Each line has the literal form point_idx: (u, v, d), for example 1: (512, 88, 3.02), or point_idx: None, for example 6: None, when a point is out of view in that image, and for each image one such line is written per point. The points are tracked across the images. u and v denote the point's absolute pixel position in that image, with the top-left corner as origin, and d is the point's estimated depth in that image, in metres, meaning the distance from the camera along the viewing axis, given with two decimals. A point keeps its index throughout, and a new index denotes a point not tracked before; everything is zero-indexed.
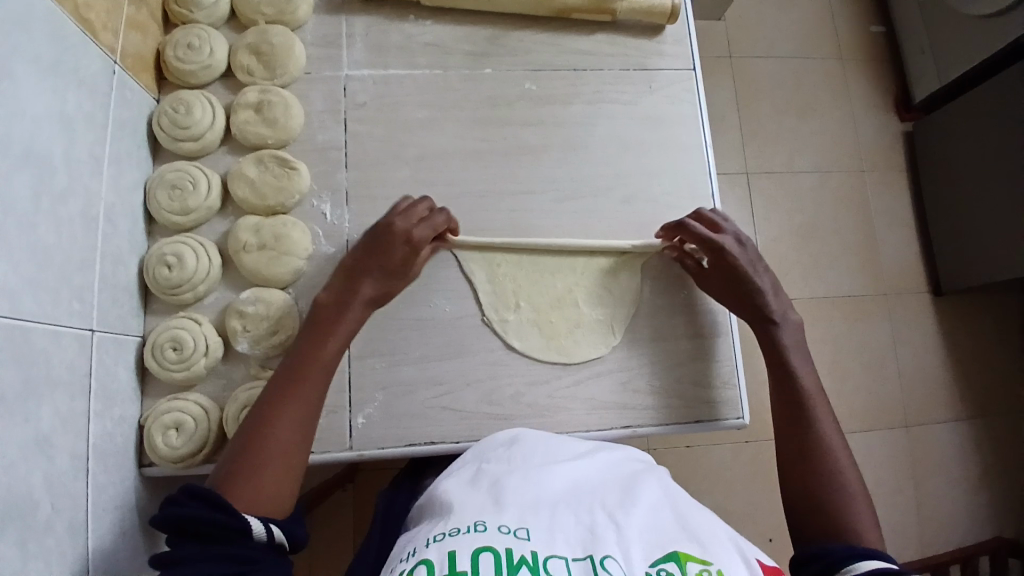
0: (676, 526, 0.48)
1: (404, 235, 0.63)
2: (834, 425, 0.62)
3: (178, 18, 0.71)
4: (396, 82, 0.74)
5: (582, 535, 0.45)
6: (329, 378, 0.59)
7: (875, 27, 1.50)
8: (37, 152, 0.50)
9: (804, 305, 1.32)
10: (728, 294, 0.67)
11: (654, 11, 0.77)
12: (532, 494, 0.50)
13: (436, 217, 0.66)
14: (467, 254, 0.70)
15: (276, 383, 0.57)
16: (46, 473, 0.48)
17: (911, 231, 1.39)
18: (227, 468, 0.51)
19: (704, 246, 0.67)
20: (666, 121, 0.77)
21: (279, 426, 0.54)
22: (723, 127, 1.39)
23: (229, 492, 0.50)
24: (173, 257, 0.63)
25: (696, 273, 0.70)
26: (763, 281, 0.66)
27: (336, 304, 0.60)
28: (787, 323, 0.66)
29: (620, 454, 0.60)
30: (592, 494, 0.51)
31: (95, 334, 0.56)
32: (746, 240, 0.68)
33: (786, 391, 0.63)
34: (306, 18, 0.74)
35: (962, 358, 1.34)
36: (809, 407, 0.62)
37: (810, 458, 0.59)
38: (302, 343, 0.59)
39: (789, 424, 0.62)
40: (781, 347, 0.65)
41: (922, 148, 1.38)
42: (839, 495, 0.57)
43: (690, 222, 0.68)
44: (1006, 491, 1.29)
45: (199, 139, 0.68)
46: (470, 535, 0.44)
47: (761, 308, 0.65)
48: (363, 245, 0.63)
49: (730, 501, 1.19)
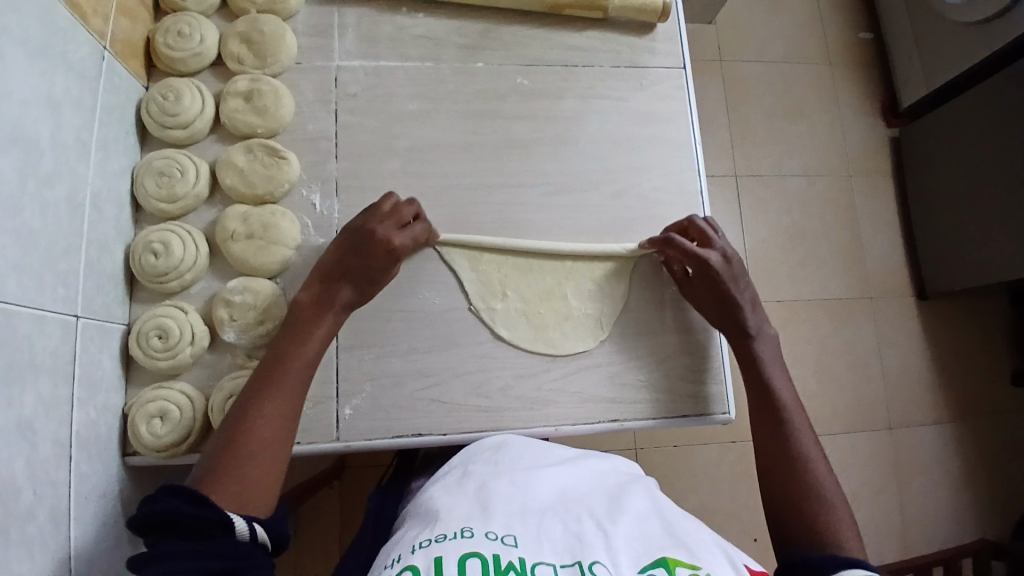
0: (664, 533, 0.48)
1: (387, 239, 0.62)
2: (810, 430, 0.63)
3: (168, 5, 0.70)
4: (388, 73, 0.74)
5: (570, 542, 0.46)
6: (309, 378, 0.59)
7: (864, 33, 1.52)
8: (25, 134, 0.50)
9: (791, 307, 1.33)
10: (709, 308, 0.68)
11: (645, 8, 0.77)
12: (519, 502, 0.51)
13: (416, 226, 0.66)
14: (452, 250, 0.70)
15: (254, 382, 0.56)
16: (28, 459, 0.48)
17: (897, 235, 1.41)
18: (207, 469, 0.51)
19: (689, 258, 0.67)
20: (656, 118, 0.77)
21: (258, 425, 0.54)
22: (713, 129, 1.40)
23: (209, 491, 0.49)
24: (160, 244, 0.63)
25: (682, 279, 0.70)
26: (744, 297, 0.66)
27: (318, 305, 0.60)
28: (764, 337, 0.67)
29: (607, 465, 0.60)
30: (579, 503, 0.51)
31: (80, 321, 0.56)
32: (734, 255, 0.68)
33: (762, 399, 0.65)
34: (298, 8, 0.74)
35: (946, 361, 1.36)
36: (788, 418, 0.63)
37: (788, 465, 0.61)
38: (283, 342, 0.58)
39: (768, 434, 0.63)
40: (757, 360, 0.66)
41: (909, 152, 1.40)
42: (819, 500, 0.58)
43: (677, 236, 0.68)
44: (989, 493, 1.31)
45: (188, 126, 0.67)
46: (457, 540, 0.45)
47: (738, 324, 0.66)
48: (344, 243, 0.62)
49: (715, 501, 1.20)
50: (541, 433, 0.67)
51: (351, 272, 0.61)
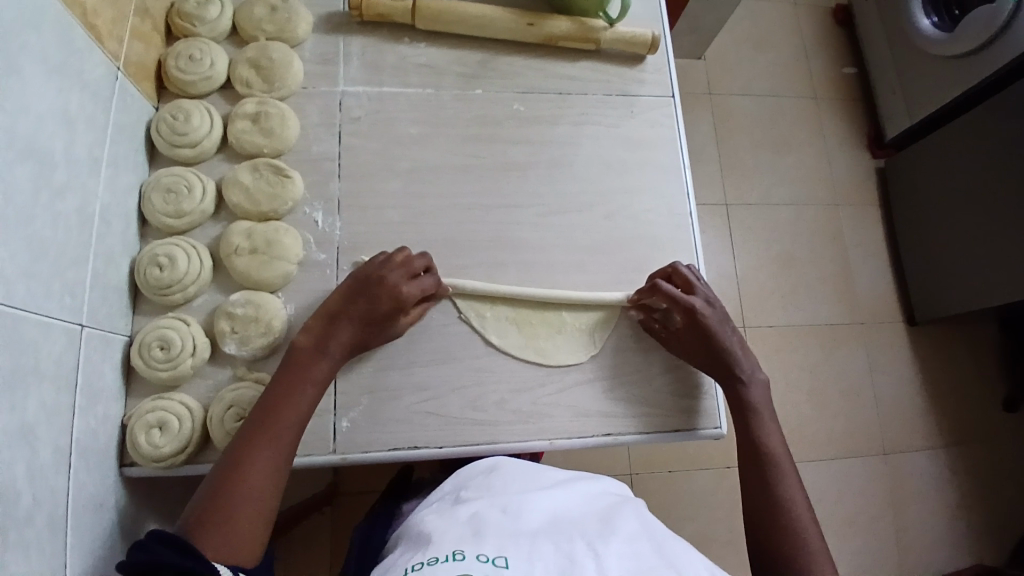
0: (654, 554, 0.50)
1: (394, 287, 0.64)
2: (796, 478, 0.65)
3: (180, 31, 0.74)
4: (391, 99, 0.77)
5: (561, 561, 0.47)
6: (304, 420, 0.60)
7: (847, 68, 1.60)
8: (40, 147, 0.52)
9: (782, 332, 1.35)
10: (695, 354, 0.69)
11: (635, 41, 0.81)
12: (510, 525, 0.51)
13: (426, 280, 0.68)
14: (464, 300, 0.71)
15: (248, 429, 0.57)
16: (29, 463, 0.49)
17: (884, 262, 1.45)
18: (194, 517, 0.52)
19: (677, 305, 0.69)
20: (647, 143, 0.81)
21: (248, 474, 0.55)
22: (703, 159, 1.45)
23: (199, 538, 0.51)
24: (165, 258, 0.65)
25: (665, 332, 0.71)
26: (731, 342, 0.69)
27: (316, 347, 0.62)
28: (755, 382, 0.69)
29: (597, 486, 0.61)
30: (571, 525, 0.52)
31: (84, 330, 0.57)
32: (716, 301, 0.71)
33: (748, 446, 0.67)
34: (306, 37, 0.78)
35: (937, 386, 1.37)
36: (771, 461, 0.65)
37: (772, 513, 0.62)
38: (277, 386, 0.60)
39: (752, 476, 0.65)
40: (750, 408, 0.68)
41: (895, 182, 1.45)
42: (802, 548, 0.60)
43: (663, 283, 0.70)
44: (989, 521, 1.30)
45: (196, 146, 0.70)
46: (448, 564, 0.46)
47: (729, 369, 0.69)
48: (349, 290, 0.64)
49: (712, 529, 1.19)
50: (536, 446, 0.67)
51: (352, 317, 0.63)
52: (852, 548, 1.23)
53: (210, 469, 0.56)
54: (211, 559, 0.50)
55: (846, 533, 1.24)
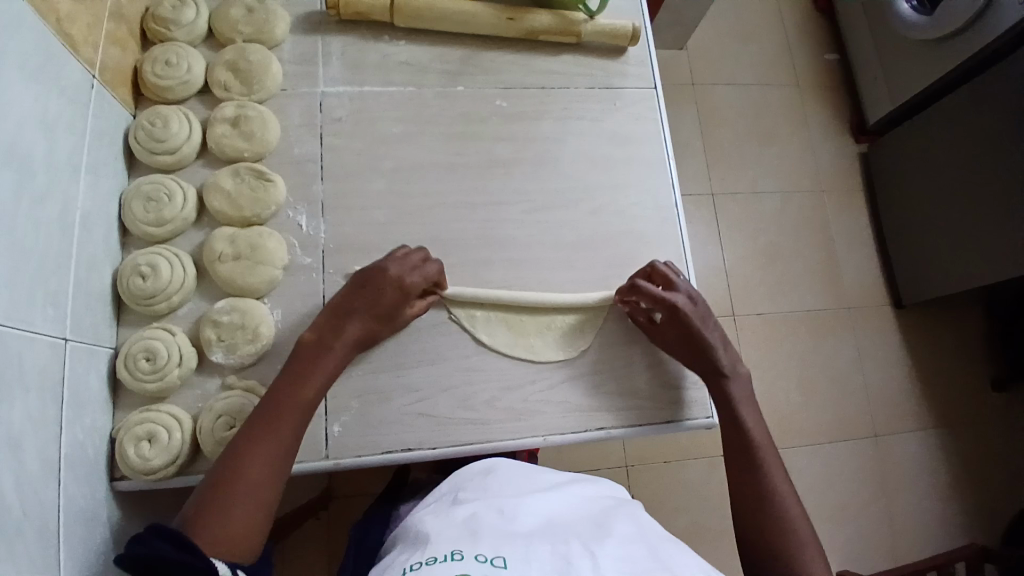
0: (649, 556, 0.50)
1: (396, 280, 0.65)
2: (780, 469, 0.66)
3: (155, 36, 0.73)
4: (372, 98, 0.76)
5: (558, 562, 0.46)
6: (307, 416, 0.59)
7: (829, 55, 1.60)
8: (20, 153, 0.51)
9: (771, 320, 1.36)
10: (680, 350, 0.69)
11: (617, 34, 0.81)
12: (507, 527, 0.51)
13: (429, 266, 0.67)
14: (455, 302, 0.71)
15: (251, 423, 0.57)
16: (17, 476, 0.48)
17: (870, 246, 1.46)
18: (193, 510, 0.52)
19: (658, 303, 0.68)
20: (632, 136, 0.80)
21: (249, 468, 0.54)
22: (688, 151, 1.45)
23: (197, 531, 0.50)
24: (148, 267, 0.64)
25: (648, 329, 0.71)
26: (712, 337, 0.68)
27: (320, 343, 0.62)
28: (737, 375, 0.69)
29: (593, 489, 0.61)
30: (568, 527, 0.52)
31: (68, 343, 0.56)
32: (697, 297, 0.70)
33: (735, 439, 0.67)
34: (284, 38, 0.77)
35: (924, 369, 1.39)
36: (757, 453, 0.66)
37: (761, 505, 0.63)
38: (281, 381, 0.59)
39: (740, 468, 0.66)
40: (732, 402, 0.68)
41: (878, 167, 1.46)
42: (792, 539, 0.60)
43: (643, 282, 0.69)
44: (978, 500, 1.32)
45: (175, 152, 0.69)
46: (446, 563, 0.46)
47: (712, 364, 0.68)
48: (355, 285, 0.65)
49: (707, 518, 1.20)
50: (529, 443, 0.67)
51: (356, 312, 0.63)
52: (845, 531, 1.25)
53: (211, 465, 0.56)
54: (208, 553, 0.49)
55: (838, 517, 1.26)
